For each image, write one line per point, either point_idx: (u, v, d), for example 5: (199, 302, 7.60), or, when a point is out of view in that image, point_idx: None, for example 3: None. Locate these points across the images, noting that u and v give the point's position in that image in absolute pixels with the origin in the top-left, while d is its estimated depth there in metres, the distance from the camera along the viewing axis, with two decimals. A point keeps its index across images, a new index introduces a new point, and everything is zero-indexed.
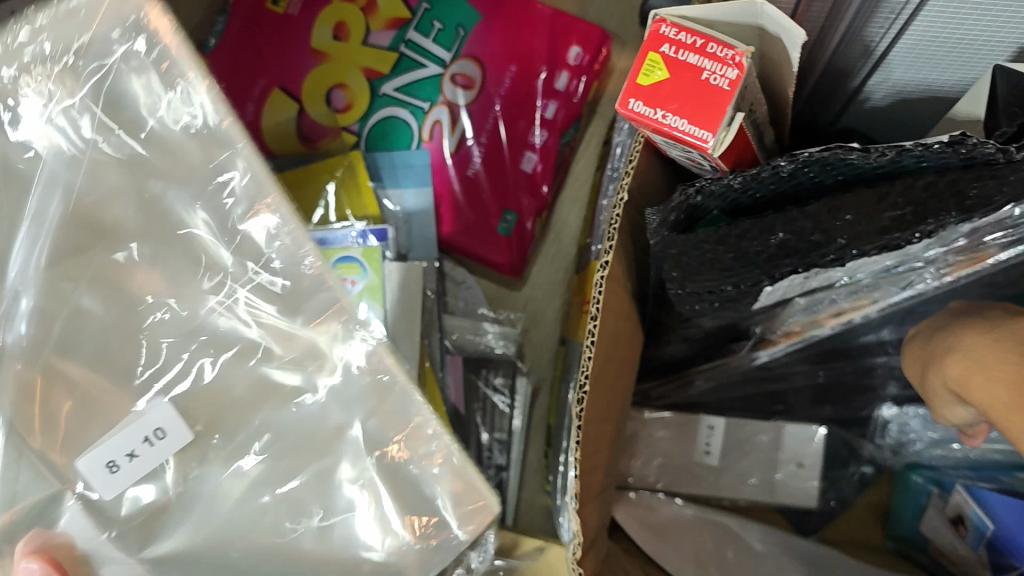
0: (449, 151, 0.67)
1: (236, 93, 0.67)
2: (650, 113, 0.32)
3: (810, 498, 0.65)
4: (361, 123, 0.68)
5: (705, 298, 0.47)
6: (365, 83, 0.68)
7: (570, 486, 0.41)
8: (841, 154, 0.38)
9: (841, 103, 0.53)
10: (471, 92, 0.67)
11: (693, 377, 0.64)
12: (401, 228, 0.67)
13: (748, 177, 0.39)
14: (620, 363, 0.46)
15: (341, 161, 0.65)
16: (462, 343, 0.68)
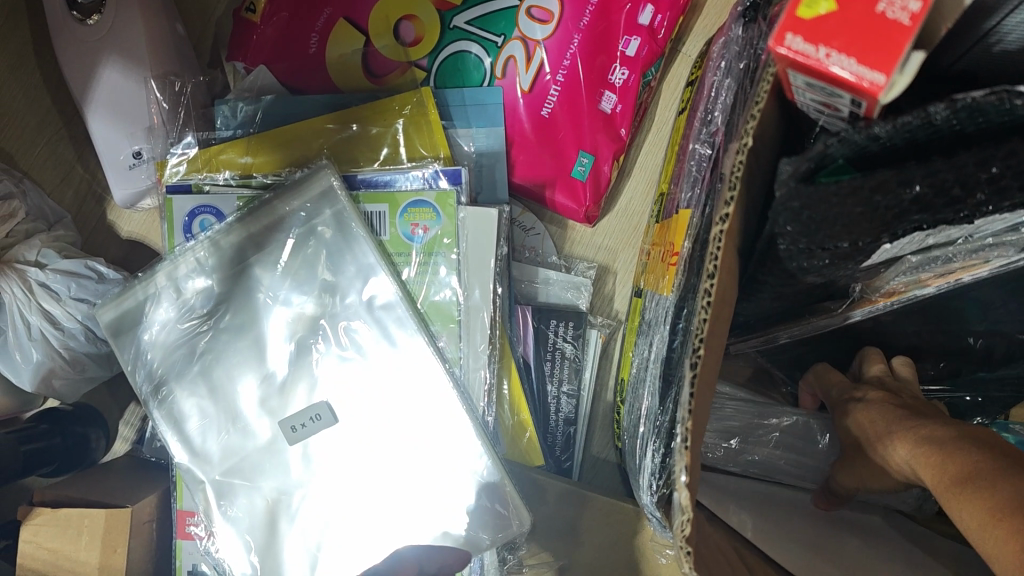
0: (524, 89, 0.64)
1: (300, 24, 0.64)
2: (812, 51, 0.28)
3: None
4: (430, 58, 0.64)
5: (818, 254, 0.43)
6: (435, 16, 0.64)
7: (679, 456, 0.38)
8: (1004, 100, 0.34)
9: (968, 44, 0.48)
10: (548, 27, 0.63)
11: (777, 335, 0.59)
12: (472, 174, 0.64)
13: (896, 126, 0.35)
14: (721, 325, 0.42)
15: (412, 97, 0.61)
16: (531, 293, 0.65)
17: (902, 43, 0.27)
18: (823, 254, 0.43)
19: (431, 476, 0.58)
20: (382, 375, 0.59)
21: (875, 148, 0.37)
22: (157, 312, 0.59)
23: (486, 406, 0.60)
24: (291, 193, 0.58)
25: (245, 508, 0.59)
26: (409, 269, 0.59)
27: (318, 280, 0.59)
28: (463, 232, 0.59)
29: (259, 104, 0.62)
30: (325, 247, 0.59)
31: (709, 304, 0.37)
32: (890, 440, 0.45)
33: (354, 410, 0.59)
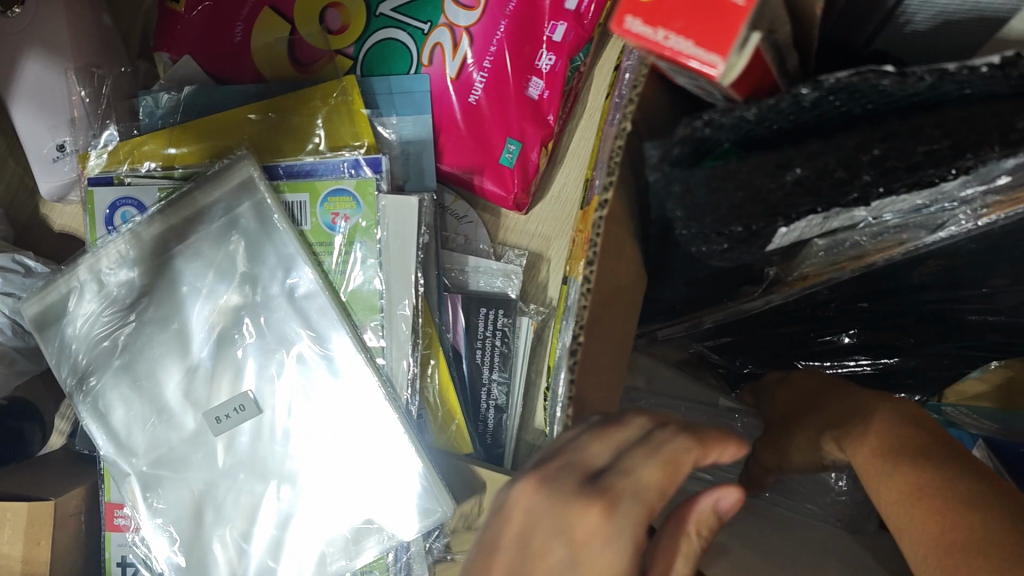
0: (450, 76, 0.63)
1: (224, 13, 0.63)
2: (650, 33, 0.28)
3: None
4: (356, 46, 0.64)
5: (716, 238, 0.43)
6: (360, 3, 0.63)
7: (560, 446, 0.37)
8: (872, 82, 0.33)
9: (877, 24, 0.47)
10: (474, 13, 0.62)
11: (702, 320, 0.59)
12: (397, 162, 0.64)
13: (765, 109, 0.34)
14: (615, 314, 0.42)
15: (335, 87, 0.61)
16: (460, 281, 0.65)
17: (736, 26, 0.26)
18: (721, 238, 0.43)
19: (357, 465, 0.58)
20: (306, 366, 0.59)
21: (756, 131, 0.36)
22: (79, 308, 0.59)
23: (410, 395, 0.60)
24: (209, 186, 0.58)
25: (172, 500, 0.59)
26: (333, 260, 0.60)
27: (240, 271, 0.59)
28: (383, 220, 0.58)
29: (180, 94, 0.63)
30: (247, 239, 0.58)
31: (589, 290, 0.36)
32: (826, 430, 0.43)
33: (279, 401, 0.59)
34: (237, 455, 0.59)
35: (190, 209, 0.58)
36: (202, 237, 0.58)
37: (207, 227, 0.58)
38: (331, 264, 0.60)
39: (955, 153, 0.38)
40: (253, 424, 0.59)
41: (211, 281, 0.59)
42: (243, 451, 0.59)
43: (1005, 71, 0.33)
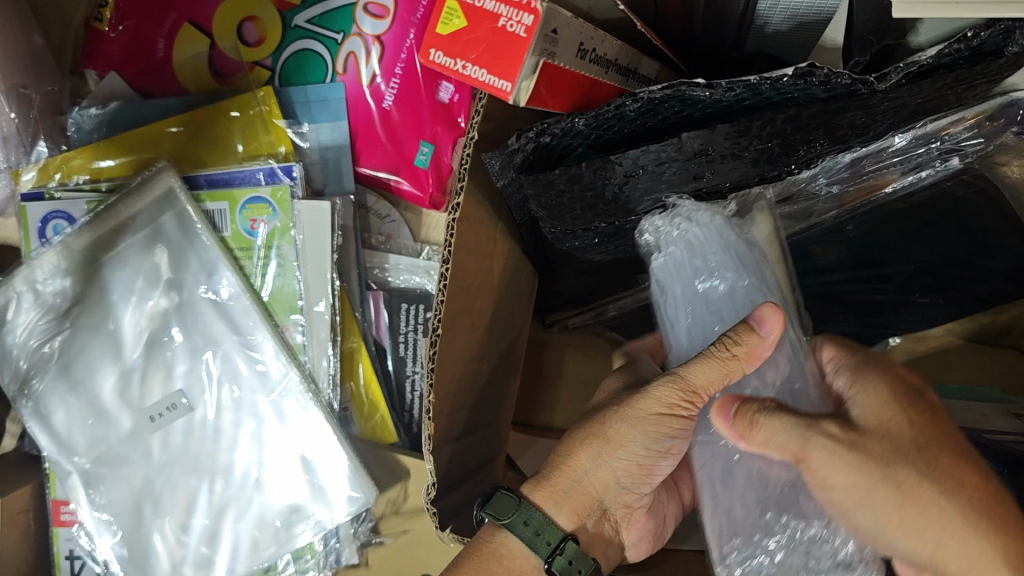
0: (364, 83, 0.66)
1: (146, 30, 0.66)
2: (451, 63, 0.32)
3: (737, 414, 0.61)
4: (274, 58, 0.67)
5: (581, 234, 0.47)
6: (276, 16, 0.66)
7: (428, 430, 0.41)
8: (685, 91, 0.37)
9: (737, 28, 0.50)
10: (383, 22, 0.65)
11: (605, 308, 0.62)
12: (317, 167, 0.67)
13: (594, 118, 0.38)
14: (482, 309, 0.45)
15: (251, 99, 0.64)
16: (382, 279, 0.68)
17: (520, 58, 0.30)
18: (589, 234, 0.47)
19: (285, 456, 0.62)
20: (233, 362, 0.62)
21: (603, 135, 0.40)
22: (14, 318, 0.61)
23: (333, 391, 0.63)
24: (134, 198, 0.61)
25: (111, 499, 0.62)
26: (256, 265, 0.63)
27: (171, 278, 0.62)
28: (298, 224, 0.62)
29: (106, 109, 0.66)
30: (173, 246, 0.61)
31: (445, 286, 0.40)
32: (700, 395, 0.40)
33: (209, 398, 0.62)
34: (172, 452, 0.62)
35: (116, 220, 0.61)
36: (131, 247, 0.61)
37: (134, 236, 0.61)
38: (257, 269, 0.63)
39: (785, 151, 0.41)
40: (186, 421, 0.62)
41: (141, 287, 0.62)
42: (178, 448, 0.62)
43: (803, 78, 0.37)
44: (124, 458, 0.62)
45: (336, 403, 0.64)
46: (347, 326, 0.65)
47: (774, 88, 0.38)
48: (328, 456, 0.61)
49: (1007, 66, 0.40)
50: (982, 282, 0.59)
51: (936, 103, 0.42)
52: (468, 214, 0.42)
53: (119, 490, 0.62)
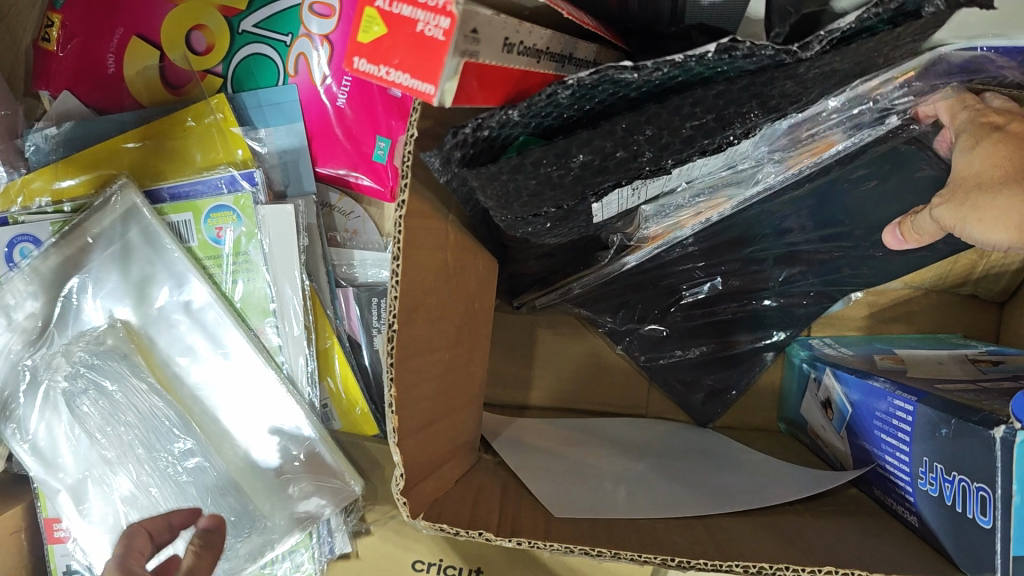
0: (317, 84, 0.66)
1: (95, 46, 0.66)
2: (375, 70, 0.33)
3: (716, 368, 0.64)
4: (224, 64, 0.67)
5: (533, 219, 0.48)
6: (223, 23, 0.66)
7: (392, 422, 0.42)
8: (613, 76, 0.38)
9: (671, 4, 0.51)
10: (330, 20, 0.65)
11: (569, 286, 0.63)
12: (277, 170, 0.68)
13: (528, 110, 0.39)
14: (440, 298, 0.47)
15: (206, 108, 0.65)
16: (349, 276, 0.69)
17: (443, 61, 0.31)
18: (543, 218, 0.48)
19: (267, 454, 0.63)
20: (202, 362, 0.63)
21: (546, 121, 0.41)
22: None
23: (313, 389, 0.64)
24: (95, 216, 0.61)
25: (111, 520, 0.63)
26: (226, 272, 0.64)
27: (144, 286, 0.63)
28: (263, 228, 0.62)
29: (61, 130, 0.66)
30: (142, 254, 0.62)
31: (397, 283, 0.41)
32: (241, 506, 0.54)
33: (188, 404, 0.63)
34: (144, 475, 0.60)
35: (81, 241, 0.61)
36: (101, 261, 0.62)
37: (104, 250, 0.62)
38: (226, 276, 0.64)
39: (721, 124, 0.42)
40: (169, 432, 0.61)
41: (110, 299, 0.63)
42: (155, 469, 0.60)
43: (728, 54, 0.38)
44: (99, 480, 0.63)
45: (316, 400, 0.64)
46: (319, 325, 0.66)
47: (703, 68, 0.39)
48: (312, 454, 0.63)
49: (928, 28, 0.41)
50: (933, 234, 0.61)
51: (865, 66, 0.42)
52: (417, 211, 0.43)
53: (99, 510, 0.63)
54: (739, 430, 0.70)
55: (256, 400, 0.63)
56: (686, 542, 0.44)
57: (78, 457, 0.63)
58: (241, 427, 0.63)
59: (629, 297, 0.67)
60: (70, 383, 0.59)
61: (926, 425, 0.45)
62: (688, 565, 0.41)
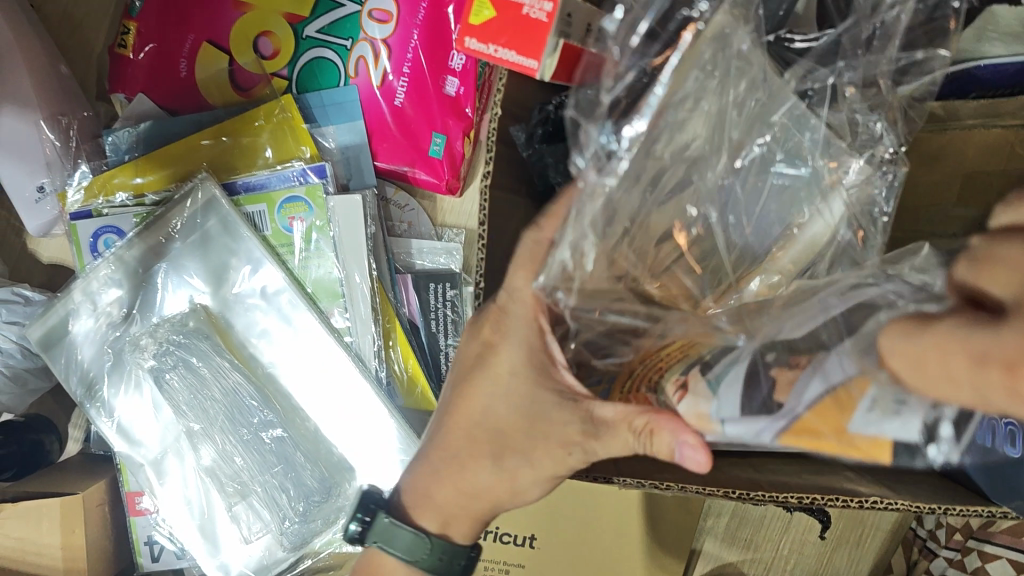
0: (375, 85, 0.71)
1: (168, 51, 0.71)
2: (485, 49, 0.38)
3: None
4: (290, 68, 0.72)
5: None
6: (288, 30, 0.71)
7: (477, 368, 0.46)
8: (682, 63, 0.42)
9: None
10: (388, 26, 0.70)
11: None
12: (339, 163, 0.73)
13: None
14: None
15: (276, 106, 0.69)
16: (407, 262, 0.74)
17: (544, 38, 0.36)
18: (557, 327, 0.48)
19: (342, 426, 0.67)
20: (274, 339, 0.68)
21: None
22: (59, 320, 0.66)
23: (378, 364, 0.69)
24: (174, 206, 0.66)
25: (192, 493, 0.68)
26: (297, 255, 0.69)
27: (224, 269, 0.68)
28: (333, 217, 0.67)
29: (139, 129, 0.71)
30: (220, 239, 0.67)
31: (483, 245, 0.45)
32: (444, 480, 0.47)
33: (264, 380, 0.68)
34: (228, 447, 0.65)
35: (164, 230, 0.66)
36: (182, 248, 0.67)
37: (186, 239, 0.67)
38: (298, 257, 0.69)
39: None
40: (253, 405, 0.66)
41: (191, 282, 0.68)
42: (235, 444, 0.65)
43: None
44: (178, 453, 0.67)
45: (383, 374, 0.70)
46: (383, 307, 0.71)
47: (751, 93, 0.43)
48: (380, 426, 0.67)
49: None
50: None
51: None
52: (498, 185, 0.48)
53: (179, 481, 0.68)
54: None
55: (328, 374, 0.67)
56: (740, 475, 0.48)
57: (159, 432, 0.67)
58: (315, 402, 0.68)
59: None
60: (154, 365, 0.65)
61: None
62: (747, 496, 0.46)
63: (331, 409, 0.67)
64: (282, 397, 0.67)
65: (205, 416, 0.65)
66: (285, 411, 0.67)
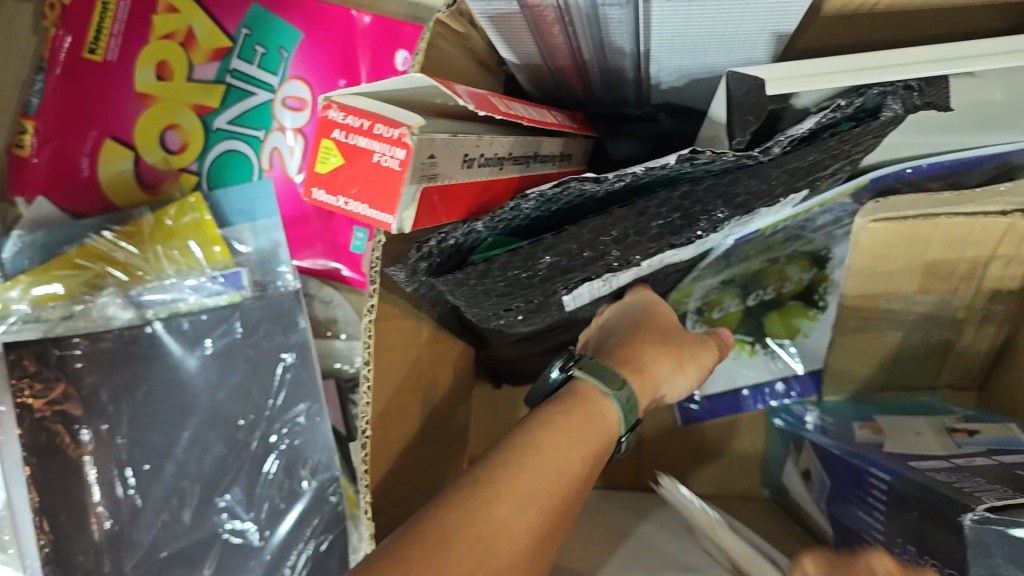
0: (293, 179, 0.69)
1: (69, 151, 0.64)
2: (333, 200, 0.32)
3: (68, 487, 0.57)
4: (198, 162, 0.68)
5: (504, 313, 0.48)
6: (197, 122, 0.67)
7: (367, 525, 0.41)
8: (576, 187, 0.38)
9: (635, 88, 0.53)
10: (302, 114, 0.67)
11: (545, 357, 0.65)
12: (254, 263, 0.67)
13: (492, 220, 0.39)
14: (428, 388, 0.49)
15: (185, 205, 0.65)
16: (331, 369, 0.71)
17: (395, 188, 0.31)
18: (238, 415, 0.62)
19: (280, 515, 0.61)
20: (186, 455, 0.60)
21: (511, 225, 0.41)
22: None
23: (316, 455, 0.63)
24: (50, 341, 0.59)
25: None
26: (207, 343, 0.62)
27: (109, 394, 0.59)
28: (249, 303, 0.64)
29: (34, 236, 0.64)
30: (103, 372, 0.60)
31: (369, 388, 0.41)
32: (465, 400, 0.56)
33: (157, 492, 0.59)
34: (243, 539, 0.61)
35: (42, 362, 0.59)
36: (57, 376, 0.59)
37: (71, 366, 0.59)
38: (203, 347, 0.62)
39: (687, 222, 0.44)
40: (243, 515, 0.61)
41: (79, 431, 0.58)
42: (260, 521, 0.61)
43: (689, 163, 0.38)
44: None
45: (310, 476, 0.63)
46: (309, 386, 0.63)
47: (572, 189, 0.38)
48: (306, 516, 0.62)
49: (888, 124, 0.42)
50: (912, 305, 0.62)
51: (828, 162, 0.44)
52: (387, 316, 0.43)
53: None
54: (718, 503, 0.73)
55: (255, 475, 0.62)
56: None
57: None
58: (251, 510, 0.61)
59: None
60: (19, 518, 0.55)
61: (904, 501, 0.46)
62: None
63: (256, 511, 0.61)
64: (185, 539, 0.59)
65: (137, 536, 0.58)
66: (182, 537, 0.59)
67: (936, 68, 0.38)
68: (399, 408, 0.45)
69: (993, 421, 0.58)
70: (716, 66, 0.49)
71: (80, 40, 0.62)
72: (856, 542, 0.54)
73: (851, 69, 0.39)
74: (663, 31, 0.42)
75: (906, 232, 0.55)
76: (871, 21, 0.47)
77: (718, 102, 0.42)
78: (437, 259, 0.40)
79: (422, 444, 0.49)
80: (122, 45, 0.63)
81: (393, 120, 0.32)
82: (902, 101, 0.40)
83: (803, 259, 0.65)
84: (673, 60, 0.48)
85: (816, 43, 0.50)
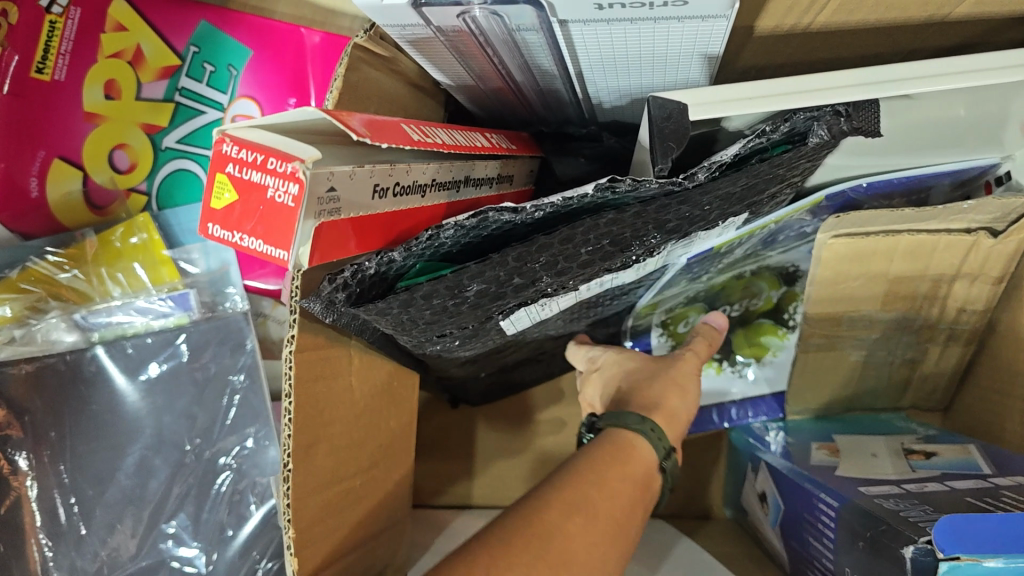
0: None
1: (16, 173, 0.60)
2: (229, 236, 0.32)
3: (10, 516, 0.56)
4: (148, 182, 0.66)
5: (439, 339, 0.47)
6: (146, 141, 0.65)
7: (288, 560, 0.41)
8: (495, 216, 0.38)
9: (578, 108, 0.52)
10: None
11: (499, 377, 0.64)
12: (204, 285, 0.67)
13: (412, 250, 0.39)
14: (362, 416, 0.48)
15: (132, 228, 0.66)
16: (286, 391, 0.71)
17: (289, 227, 0.31)
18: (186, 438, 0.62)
19: (229, 538, 0.61)
20: (132, 481, 0.59)
21: (435, 253, 0.40)
22: None
23: (266, 478, 0.63)
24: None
25: None
26: (153, 367, 0.62)
27: (52, 419, 0.58)
28: (197, 325, 0.65)
29: None
30: (44, 397, 0.59)
31: (290, 420, 0.40)
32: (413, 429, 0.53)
33: (102, 520, 0.58)
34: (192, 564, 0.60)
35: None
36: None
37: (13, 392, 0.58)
38: (148, 370, 0.62)
39: (619, 248, 0.43)
40: (192, 539, 0.60)
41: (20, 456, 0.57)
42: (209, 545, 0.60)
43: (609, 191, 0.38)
44: None
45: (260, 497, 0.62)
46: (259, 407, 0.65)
47: (490, 218, 0.38)
48: (256, 539, 0.61)
49: (821, 148, 0.40)
50: (876, 323, 0.60)
51: (762, 187, 0.43)
52: (312, 346, 0.42)
53: None
54: (679, 522, 0.72)
55: (202, 499, 0.61)
56: None
57: None
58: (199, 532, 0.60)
59: (556, 367, 0.67)
60: None
61: (848, 531, 0.46)
62: None
63: (204, 535, 0.60)
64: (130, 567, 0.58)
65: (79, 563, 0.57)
66: (127, 564, 0.58)
67: (861, 91, 0.38)
68: (330, 438, 0.44)
69: (951, 443, 0.57)
70: (654, 87, 0.48)
71: (28, 58, 0.58)
72: (807, 566, 0.53)
73: (779, 92, 0.39)
74: (588, 55, 0.41)
75: (865, 245, 0.53)
76: (810, 41, 0.46)
77: (642, 126, 0.41)
78: (359, 288, 0.39)
79: (359, 474, 0.48)
80: (71, 63, 0.60)
81: (288, 153, 0.31)
82: (829, 126, 0.38)
83: (770, 276, 0.64)
84: (609, 82, 0.47)
85: (757, 61, 0.49)
